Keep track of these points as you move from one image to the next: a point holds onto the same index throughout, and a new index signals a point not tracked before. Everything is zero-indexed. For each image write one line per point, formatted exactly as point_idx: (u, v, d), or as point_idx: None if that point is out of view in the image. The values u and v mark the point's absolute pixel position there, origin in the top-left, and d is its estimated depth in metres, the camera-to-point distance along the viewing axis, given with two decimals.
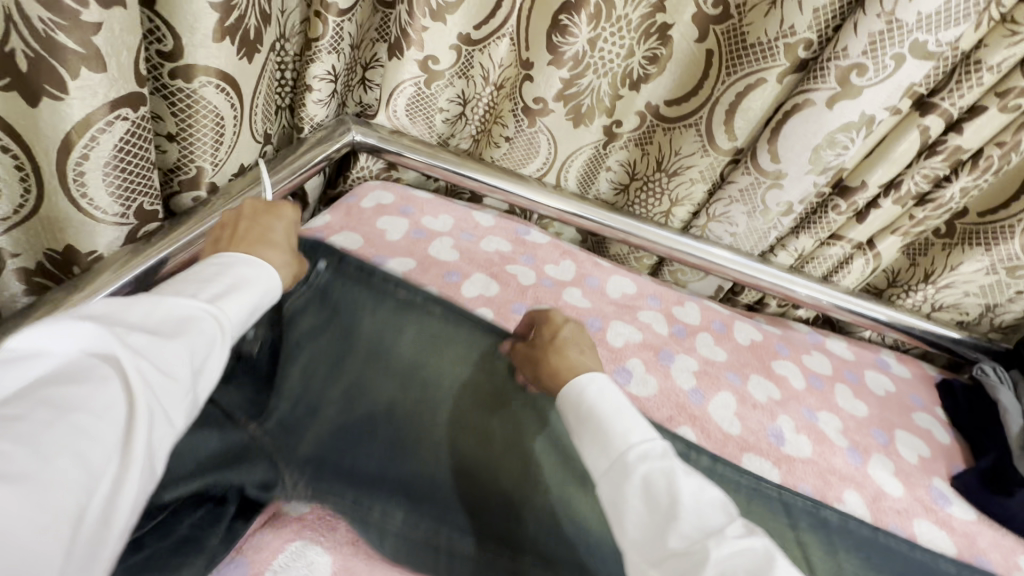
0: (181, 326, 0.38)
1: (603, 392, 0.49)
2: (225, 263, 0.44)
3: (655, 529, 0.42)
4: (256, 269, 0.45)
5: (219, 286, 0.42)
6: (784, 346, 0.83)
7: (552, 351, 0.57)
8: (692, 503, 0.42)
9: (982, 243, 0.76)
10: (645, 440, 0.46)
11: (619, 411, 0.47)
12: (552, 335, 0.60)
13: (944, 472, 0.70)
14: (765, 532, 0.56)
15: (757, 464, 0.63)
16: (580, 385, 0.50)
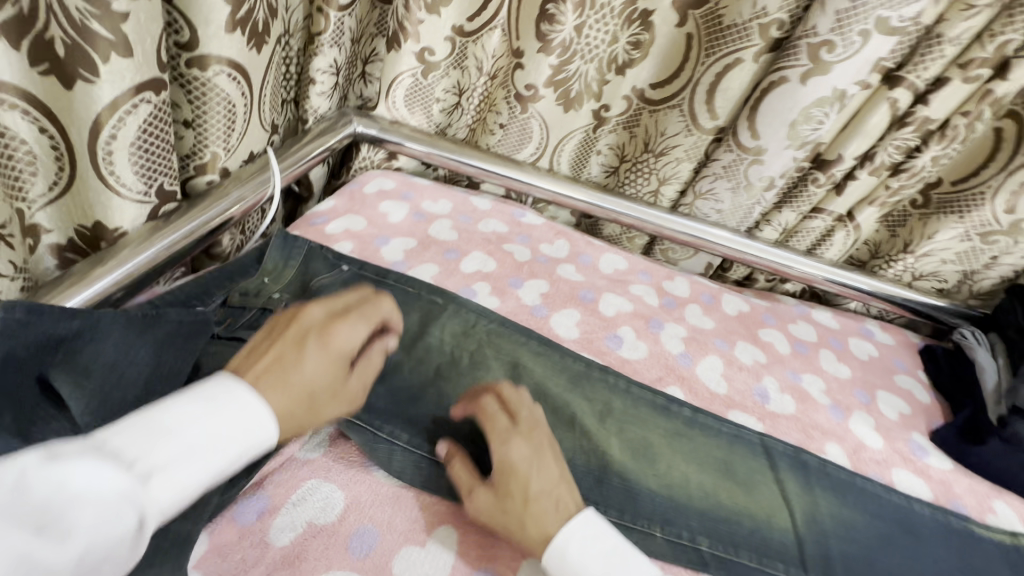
0: (92, 515, 0.32)
1: (586, 550, 0.44)
2: (204, 407, 0.39)
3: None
4: (252, 429, 0.40)
5: (174, 446, 0.37)
6: (771, 316, 0.87)
7: (531, 519, 0.46)
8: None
9: (956, 211, 0.80)
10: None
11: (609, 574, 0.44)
12: (519, 484, 0.48)
13: (923, 428, 0.73)
14: (747, 471, 0.59)
15: (742, 419, 0.67)
16: (558, 555, 0.44)
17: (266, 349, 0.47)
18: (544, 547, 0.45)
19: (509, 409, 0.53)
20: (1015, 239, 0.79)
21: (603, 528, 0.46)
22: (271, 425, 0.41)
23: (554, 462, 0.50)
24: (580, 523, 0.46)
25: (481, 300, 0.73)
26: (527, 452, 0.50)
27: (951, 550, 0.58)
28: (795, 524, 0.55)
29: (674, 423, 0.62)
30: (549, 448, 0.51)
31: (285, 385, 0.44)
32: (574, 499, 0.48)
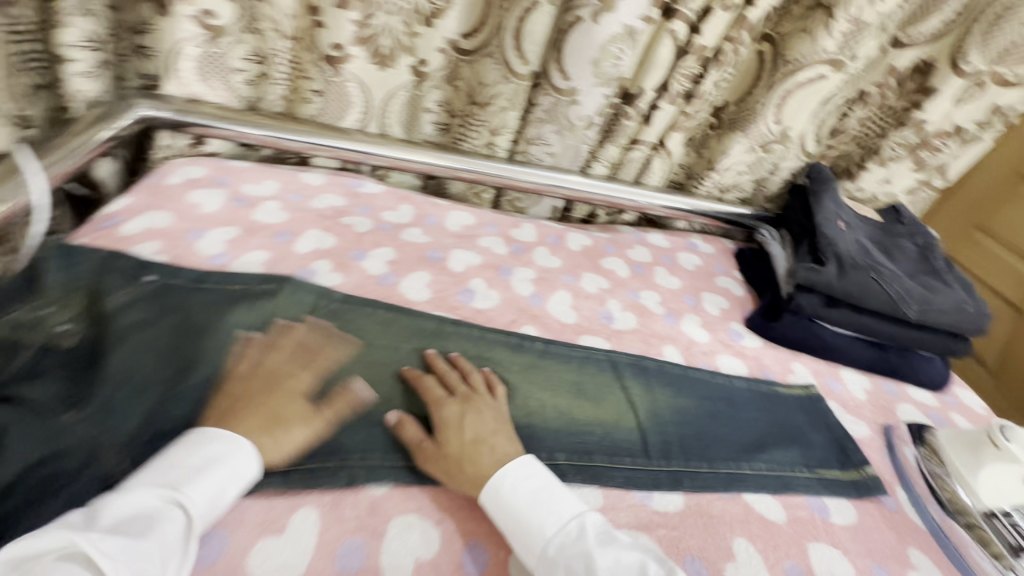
0: (146, 522, 0.38)
1: (518, 477, 0.49)
2: (204, 448, 0.44)
3: None
4: (240, 450, 0.45)
5: (190, 469, 0.42)
6: (611, 246, 0.95)
7: (468, 461, 0.51)
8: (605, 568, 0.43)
9: (741, 128, 0.92)
10: (564, 526, 0.46)
11: (536, 501, 0.48)
12: (456, 434, 0.52)
13: (739, 316, 0.85)
14: (596, 386, 0.65)
15: (592, 341, 0.73)
16: (495, 484, 0.49)
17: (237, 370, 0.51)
18: (482, 484, 0.49)
19: (449, 383, 0.57)
20: (785, 145, 0.94)
21: (538, 467, 0.51)
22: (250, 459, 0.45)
23: (490, 416, 0.55)
24: (518, 458, 0.51)
25: (322, 279, 0.69)
26: (463, 409, 0.55)
27: (762, 408, 0.69)
28: (640, 421, 0.62)
29: (527, 358, 0.66)
30: (488, 409, 0.55)
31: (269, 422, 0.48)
32: (511, 446, 0.53)
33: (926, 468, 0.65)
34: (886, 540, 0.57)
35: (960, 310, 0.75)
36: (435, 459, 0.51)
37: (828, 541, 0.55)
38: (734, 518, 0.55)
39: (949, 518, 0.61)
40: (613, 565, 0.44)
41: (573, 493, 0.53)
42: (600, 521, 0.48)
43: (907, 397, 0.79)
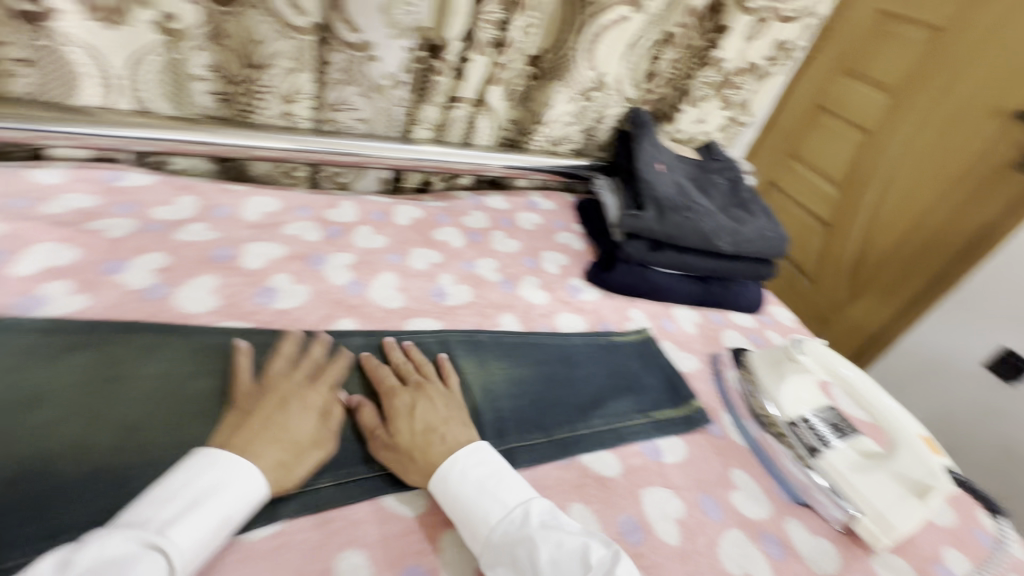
0: (128, 566, 0.35)
1: (466, 466, 0.49)
2: (197, 479, 0.42)
3: None
4: (241, 476, 0.43)
5: (181, 504, 0.40)
6: (445, 215, 0.88)
7: (419, 450, 0.51)
8: (546, 556, 0.43)
9: (559, 77, 0.89)
10: (508, 515, 0.46)
11: (483, 491, 0.48)
12: (405, 424, 0.52)
13: (578, 271, 0.85)
14: (425, 376, 0.59)
15: (421, 323, 0.67)
16: (441, 476, 0.49)
17: (278, 415, 0.49)
18: (432, 473, 0.50)
19: (401, 373, 0.58)
20: (604, 92, 0.93)
21: (488, 453, 0.51)
22: (258, 483, 0.43)
23: (441, 403, 0.55)
24: (467, 447, 0.51)
25: (58, 306, 0.54)
26: (414, 397, 0.55)
27: (599, 360, 0.69)
28: (473, 401, 0.59)
29: (342, 359, 0.59)
30: (441, 397, 0.55)
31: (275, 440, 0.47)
32: (466, 433, 0.53)
33: (745, 390, 0.69)
34: (712, 467, 0.60)
35: (764, 237, 0.81)
36: (390, 447, 0.51)
37: (660, 483, 0.56)
38: (569, 484, 0.54)
39: (764, 432, 0.64)
40: (554, 549, 0.44)
41: (390, 506, 0.50)
42: (548, 510, 0.48)
43: (731, 324, 0.84)
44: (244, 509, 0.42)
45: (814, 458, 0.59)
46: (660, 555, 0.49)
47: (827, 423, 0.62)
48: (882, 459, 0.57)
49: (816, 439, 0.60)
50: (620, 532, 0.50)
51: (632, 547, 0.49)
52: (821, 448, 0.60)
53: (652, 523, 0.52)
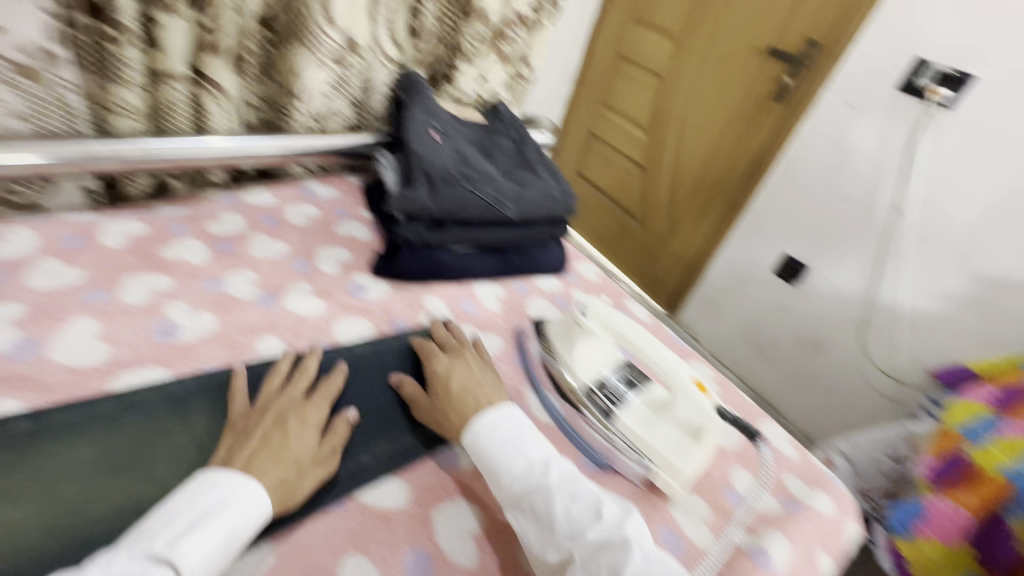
0: None
1: (495, 425, 0.51)
2: (204, 497, 0.40)
3: (538, 541, 0.46)
4: (244, 496, 0.41)
5: (187, 523, 0.38)
6: (181, 224, 0.70)
7: (455, 407, 0.54)
8: (562, 506, 0.46)
9: (301, 41, 0.74)
10: (531, 471, 0.48)
11: (509, 447, 0.49)
12: (444, 387, 0.55)
13: (364, 266, 0.74)
14: (143, 445, 0.47)
15: (137, 376, 0.51)
16: (473, 429, 0.51)
17: (277, 436, 0.46)
18: (465, 431, 0.52)
19: (443, 344, 0.62)
20: (360, 54, 0.82)
21: (516, 415, 0.53)
22: (267, 501, 0.42)
23: (476, 367, 0.58)
24: (501, 409, 0.53)
25: None
26: (451, 361, 0.59)
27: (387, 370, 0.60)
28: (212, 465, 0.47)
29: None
30: (477, 362, 0.59)
31: (276, 460, 0.45)
32: (498, 395, 0.56)
33: (545, 357, 0.65)
34: None
35: (549, 197, 0.78)
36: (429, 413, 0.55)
37: (456, 497, 0.51)
38: (343, 535, 0.45)
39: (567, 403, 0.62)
40: (570, 502, 0.47)
41: None
42: (567, 472, 0.50)
43: (535, 291, 0.82)
44: (254, 526, 0.41)
45: (610, 420, 0.58)
46: None
47: (621, 376, 0.62)
48: (665, 410, 0.59)
49: (608, 400, 0.59)
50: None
51: None
52: (613, 408, 0.59)
53: (445, 551, 0.47)
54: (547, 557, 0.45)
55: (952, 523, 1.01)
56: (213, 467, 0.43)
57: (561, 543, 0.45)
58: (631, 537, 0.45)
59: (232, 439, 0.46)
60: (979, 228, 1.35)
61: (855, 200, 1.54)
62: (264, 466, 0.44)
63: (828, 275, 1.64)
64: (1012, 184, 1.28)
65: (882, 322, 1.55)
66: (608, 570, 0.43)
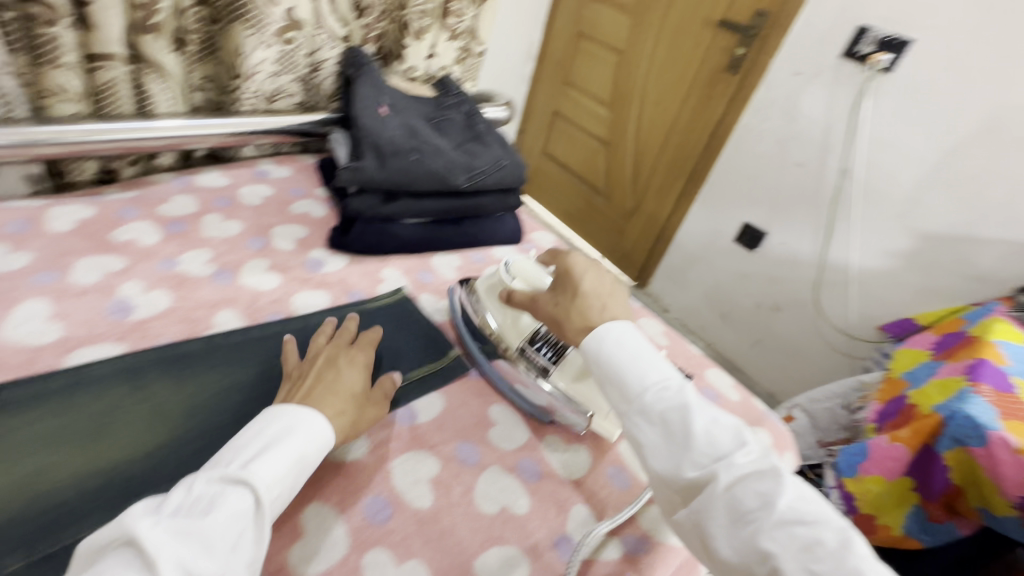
0: (214, 499, 0.37)
1: (624, 339, 0.50)
2: (271, 425, 0.43)
3: (664, 450, 0.44)
4: (312, 421, 0.44)
5: (258, 447, 0.41)
6: (131, 207, 0.70)
7: (578, 308, 0.54)
8: (702, 426, 0.44)
9: (241, 18, 0.74)
10: (665, 387, 0.46)
11: (640, 360, 0.48)
12: (573, 284, 0.56)
13: (320, 242, 0.76)
14: (100, 414, 0.47)
15: (91, 352, 0.52)
16: (600, 335, 0.50)
17: (330, 374, 0.51)
18: (589, 335, 0.52)
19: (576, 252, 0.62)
20: (305, 30, 0.81)
21: (641, 334, 0.51)
22: (327, 425, 0.45)
23: (608, 279, 0.58)
24: (627, 326, 0.51)
25: None
26: (587, 264, 0.59)
27: None
28: (172, 430, 0.48)
29: None
30: (606, 273, 0.59)
31: (335, 393, 0.49)
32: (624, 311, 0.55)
33: (479, 318, 0.65)
34: (470, 411, 0.59)
35: (499, 166, 0.81)
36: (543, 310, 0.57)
37: (410, 447, 0.53)
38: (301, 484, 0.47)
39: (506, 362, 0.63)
40: (713, 426, 0.44)
41: None
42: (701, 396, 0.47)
43: (492, 260, 0.84)
44: (318, 450, 0.44)
45: (546, 375, 0.60)
46: (409, 526, 0.47)
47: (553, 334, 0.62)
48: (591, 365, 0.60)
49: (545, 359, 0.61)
50: (363, 521, 0.46)
51: (378, 527, 0.46)
52: (550, 365, 0.60)
53: (402, 494, 0.49)
54: (681, 470, 0.43)
55: (891, 458, 1.07)
56: (274, 405, 0.46)
57: (699, 459, 0.42)
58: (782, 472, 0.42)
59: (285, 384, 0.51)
60: (919, 187, 1.42)
61: (807, 166, 1.60)
62: (327, 399, 0.48)
63: (785, 239, 1.71)
64: (947, 144, 1.36)
65: (836, 281, 1.62)
66: (757, 499, 0.40)
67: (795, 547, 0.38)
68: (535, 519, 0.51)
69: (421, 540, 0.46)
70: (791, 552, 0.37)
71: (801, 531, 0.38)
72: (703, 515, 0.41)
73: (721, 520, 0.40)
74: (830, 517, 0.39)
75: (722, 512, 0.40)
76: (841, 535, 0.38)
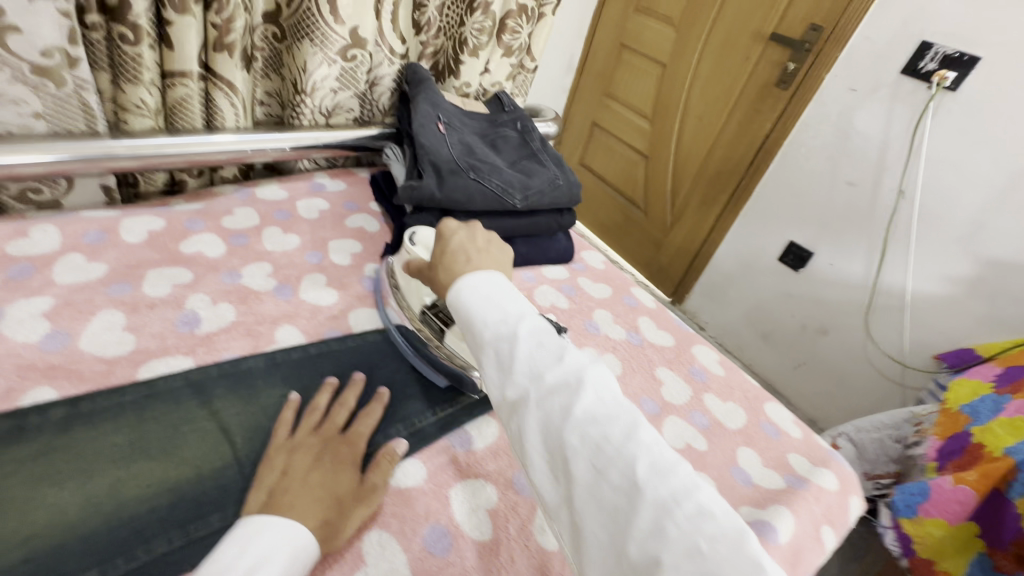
0: None
1: (475, 282, 0.46)
2: (253, 545, 0.38)
3: (495, 382, 0.40)
4: (292, 538, 0.39)
5: (240, 573, 0.36)
6: (196, 219, 0.72)
7: (446, 265, 0.51)
8: (528, 351, 0.40)
9: (307, 36, 0.76)
10: (505, 321, 0.42)
11: (484, 299, 0.44)
12: (442, 246, 0.53)
13: (374, 257, 0.76)
14: (171, 430, 0.48)
15: (162, 365, 0.53)
16: (455, 284, 0.47)
17: (314, 475, 0.45)
18: (449, 288, 0.48)
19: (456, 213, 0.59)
20: (366, 48, 0.82)
21: (500, 279, 0.47)
22: (312, 543, 0.41)
23: (483, 238, 0.55)
24: (484, 271, 0.47)
25: None
26: (463, 226, 0.56)
27: (398, 356, 0.63)
28: (237, 449, 0.49)
29: (36, 444, 0.44)
30: (483, 232, 0.56)
31: (316, 498, 0.44)
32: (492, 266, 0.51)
33: (427, 342, 0.62)
34: None
35: (554, 186, 0.80)
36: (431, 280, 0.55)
37: (467, 475, 0.53)
38: None
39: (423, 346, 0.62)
40: (535, 348, 0.40)
41: None
42: (544, 323, 0.43)
43: (542, 279, 0.83)
44: (301, 571, 0.39)
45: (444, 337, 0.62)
46: (468, 559, 0.46)
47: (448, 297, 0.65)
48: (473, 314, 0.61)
49: (440, 320, 0.62)
50: (424, 552, 0.46)
51: (438, 559, 0.45)
52: (444, 326, 0.62)
53: (461, 526, 0.48)
54: (505, 396, 0.39)
55: (955, 501, 1.02)
56: (250, 517, 0.41)
57: (518, 383, 0.39)
58: (591, 383, 0.38)
59: (268, 473, 0.46)
60: (984, 210, 1.34)
61: (860, 185, 1.53)
62: (306, 505, 0.43)
63: (834, 261, 1.64)
64: (1016, 166, 1.28)
65: (888, 306, 1.55)
66: (560, 414, 0.37)
67: (586, 445, 0.35)
68: None
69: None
70: (586, 457, 0.35)
71: (594, 432, 0.36)
72: (522, 436, 0.38)
73: (534, 433, 0.37)
74: (625, 413, 0.37)
75: (536, 428, 0.37)
76: (631, 428, 0.36)
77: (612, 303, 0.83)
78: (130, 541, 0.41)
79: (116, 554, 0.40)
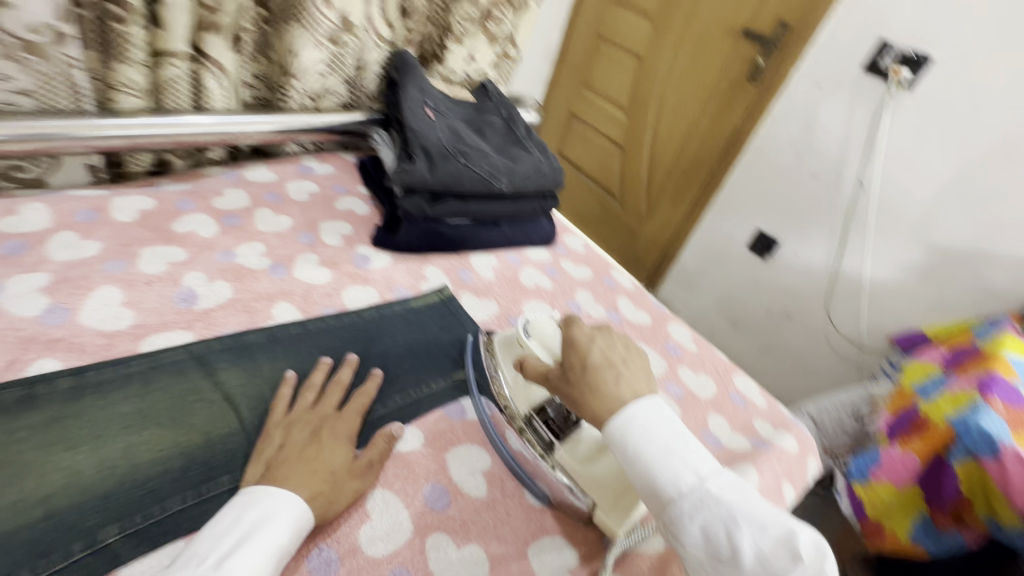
0: None
1: (649, 427, 0.46)
2: (248, 513, 0.40)
3: (710, 567, 0.41)
4: (286, 507, 0.41)
5: (234, 539, 0.38)
6: (187, 200, 0.72)
7: (594, 385, 0.49)
8: (744, 535, 0.40)
9: (296, 20, 0.77)
10: (701, 488, 0.43)
11: (668, 455, 0.44)
12: (579, 356, 0.52)
13: (365, 239, 0.78)
14: (177, 400, 0.50)
15: (162, 339, 0.55)
16: (621, 423, 0.46)
17: (311, 448, 0.47)
18: (609, 420, 0.47)
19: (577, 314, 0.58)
20: (355, 33, 0.84)
21: (667, 415, 0.47)
22: (306, 513, 0.42)
23: (620, 345, 0.54)
24: (644, 403, 0.47)
25: None
26: (594, 331, 0.55)
27: (392, 332, 0.65)
28: (243, 418, 0.51)
29: (45, 412, 0.45)
30: (617, 339, 0.55)
31: (310, 471, 0.45)
32: (641, 386, 0.50)
33: (499, 407, 0.58)
34: None
35: (539, 172, 0.83)
36: (562, 390, 0.52)
37: (464, 441, 0.56)
38: None
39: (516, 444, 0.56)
40: (756, 531, 0.40)
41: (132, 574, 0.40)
42: (742, 491, 0.43)
43: (528, 261, 0.87)
44: (295, 539, 0.41)
45: (552, 455, 0.54)
46: (467, 514, 0.50)
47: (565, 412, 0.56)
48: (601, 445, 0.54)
49: (551, 432, 0.55)
50: (424, 508, 0.49)
51: (438, 514, 0.49)
52: (555, 440, 0.54)
53: (459, 484, 0.52)
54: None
55: (903, 467, 1.11)
56: (251, 485, 0.43)
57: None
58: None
59: (266, 449, 0.47)
60: (934, 202, 1.44)
61: (823, 177, 1.62)
62: (301, 479, 0.44)
63: (798, 249, 1.73)
64: (963, 161, 1.38)
65: (847, 292, 1.65)
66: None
67: None
68: (583, 512, 0.55)
69: (478, 527, 0.49)
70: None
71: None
72: None
73: None
74: None
75: None
76: None
77: (593, 284, 0.87)
78: (145, 501, 0.43)
79: (133, 513, 0.42)
